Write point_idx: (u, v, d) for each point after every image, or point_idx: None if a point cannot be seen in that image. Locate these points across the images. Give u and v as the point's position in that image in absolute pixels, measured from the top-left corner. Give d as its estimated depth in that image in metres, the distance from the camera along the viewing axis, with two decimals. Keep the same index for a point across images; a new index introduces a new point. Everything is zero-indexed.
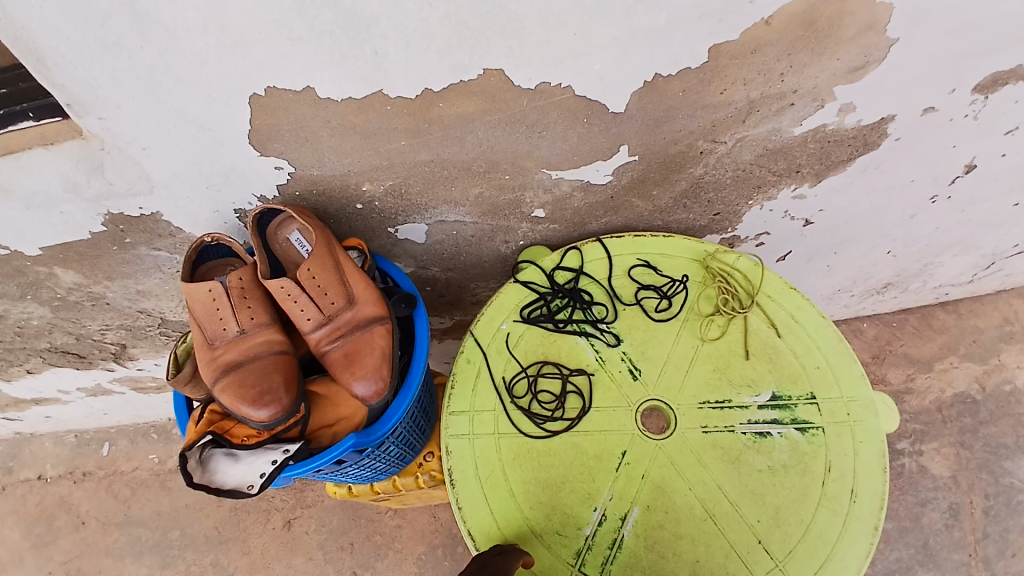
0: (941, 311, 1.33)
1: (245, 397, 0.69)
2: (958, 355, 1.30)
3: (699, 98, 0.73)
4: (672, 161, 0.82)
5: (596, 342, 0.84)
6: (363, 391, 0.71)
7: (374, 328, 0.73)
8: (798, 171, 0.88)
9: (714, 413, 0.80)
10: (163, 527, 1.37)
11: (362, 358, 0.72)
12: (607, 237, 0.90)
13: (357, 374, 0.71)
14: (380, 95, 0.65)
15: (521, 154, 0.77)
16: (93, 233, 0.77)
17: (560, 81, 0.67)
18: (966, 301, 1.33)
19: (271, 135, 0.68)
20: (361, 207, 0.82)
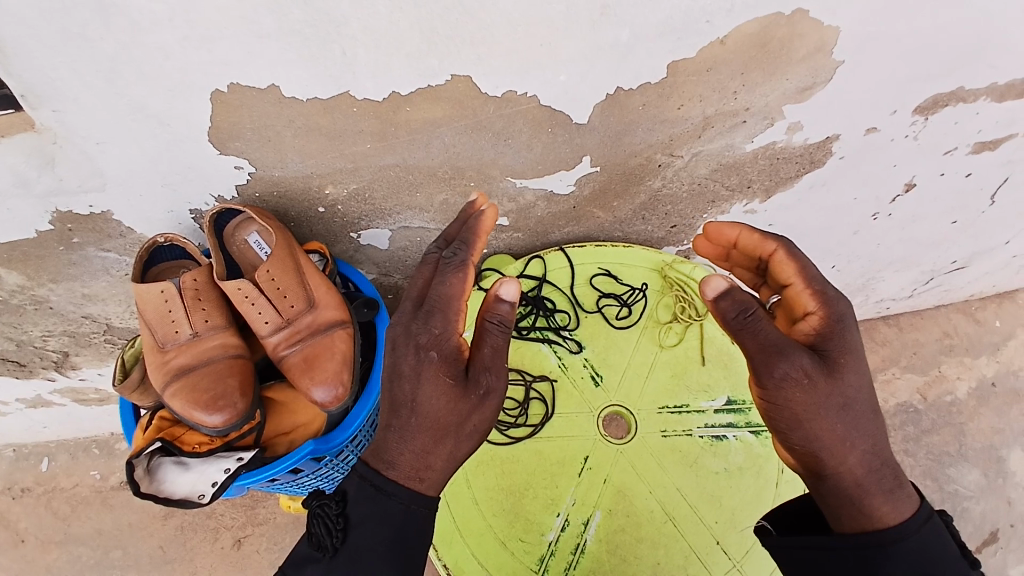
0: (883, 325, 1.40)
1: (198, 402, 0.66)
2: (900, 366, 1.37)
3: (659, 113, 0.76)
4: (631, 173, 0.84)
5: (559, 349, 0.86)
6: (322, 396, 0.70)
7: (335, 332, 0.72)
8: (750, 187, 0.93)
9: (672, 417, 0.82)
10: (106, 547, 1.30)
11: (322, 362, 0.70)
12: (569, 247, 0.92)
13: (316, 379, 0.70)
14: (347, 97, 0.65)
15: (487, 162, 0.78)
16: (39, 232, 0.74)
17: (526, 90, 0.69)
18: (907, 316, 1.41)
19: (232, 133, 0.67)
20: (323, 211, 0.81)
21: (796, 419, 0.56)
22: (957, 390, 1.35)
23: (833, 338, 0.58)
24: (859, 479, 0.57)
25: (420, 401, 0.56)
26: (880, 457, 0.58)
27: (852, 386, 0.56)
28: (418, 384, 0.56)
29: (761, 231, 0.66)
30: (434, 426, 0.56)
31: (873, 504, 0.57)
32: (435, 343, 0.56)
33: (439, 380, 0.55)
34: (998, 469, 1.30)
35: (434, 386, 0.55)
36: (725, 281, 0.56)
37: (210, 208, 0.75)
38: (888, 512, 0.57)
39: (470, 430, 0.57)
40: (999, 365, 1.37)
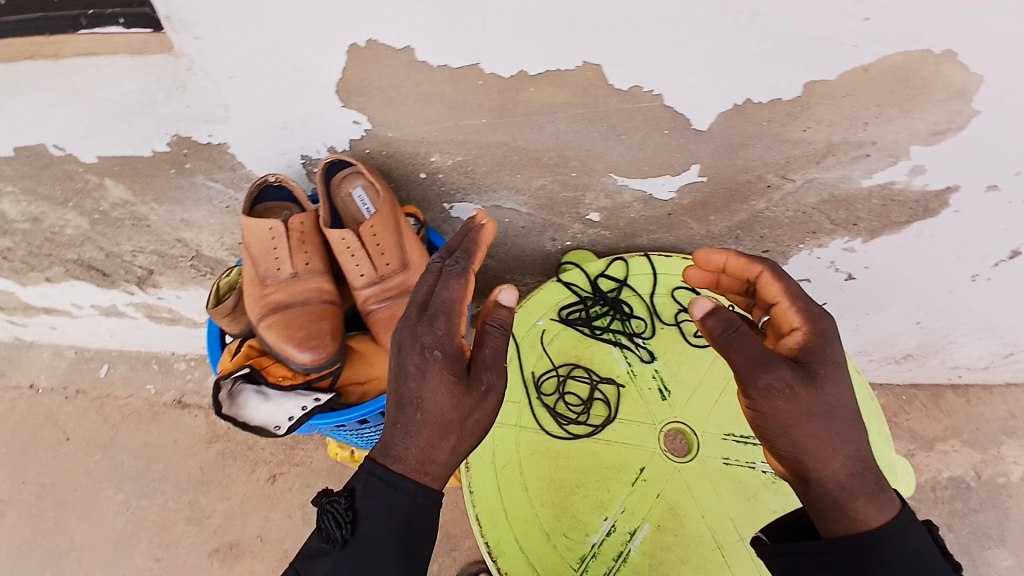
0: (950, 393, 1.34)
1: (291, 339, 0.68)
2: (960, 440, 1.30)
3: (782, 131, 0.73)
4: (736, 189, 0.82)
5: (630, 355, 0.85)
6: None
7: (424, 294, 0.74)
8: (855, 225, 0.89)
9: (736, 446, 0.80)
10: (148, 459, 1.36)
11: None
12: (655, 254, 0.91)
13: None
14: (475, 69, 0.65)
15: (593, 155, 0.77)
16: (155, 151, 0.77)
17: (653, 88, 0.67)
18: (975, 388, 1.34)
19: (359, 88, 0.68)
20: (424, 177, 0.82)
21: (780, 426, 0.55)
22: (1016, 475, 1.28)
23: (817, 353, 0.57)
24: (843, 482, 0.55)
25: (426, 397, 0.57)
26: (864, 459, 0.56)
27: (836, 394, 0.55)
28: (424, 382, 0.57)
29: (747, 254, 0.66)
30: (441, 421, 0.57)
31: (857, 507, 0.55)
32: (437, 343, 0.57)
33: (445, 378, 0.57)
34: None
35: (441, 383, 0.57)
36: (711, 301, 0.58)
37: (323, 157, 0.77)
38: (869, 513, 0.56)
39: (473, 427, 0.58)
40: None
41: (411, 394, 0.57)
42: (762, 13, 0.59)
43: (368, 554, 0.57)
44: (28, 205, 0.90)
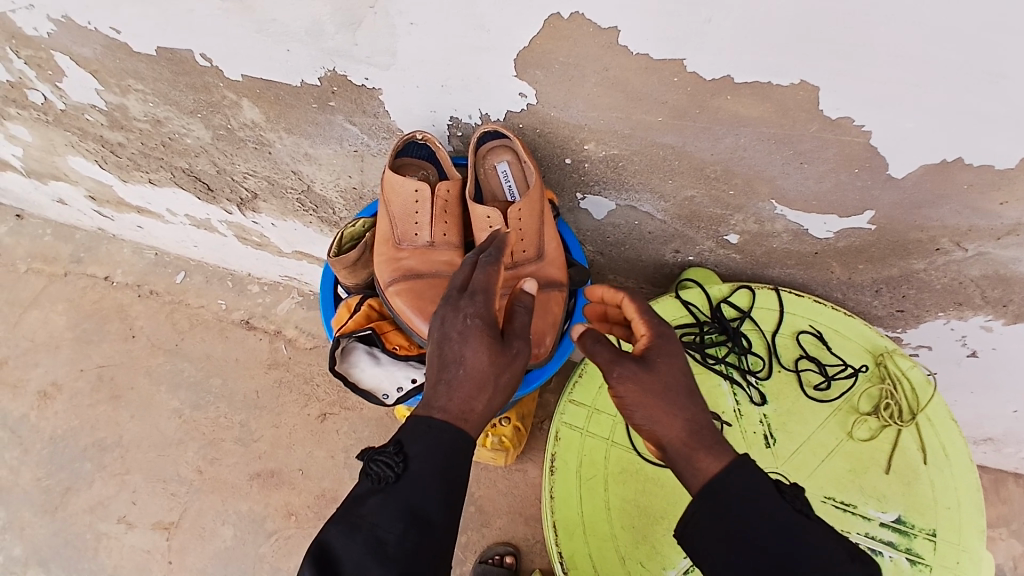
0: (1012, 482, 1.26)
1: (421, 311, 0.66)
2: (1008, 528, 1.23)
3: (977, 199, 0.65)
4: (901, 244, 0.75)
5: (739, 393, 0.80)
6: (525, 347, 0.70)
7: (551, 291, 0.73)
8: (1005, 306, 0.81)
9: (834, 511, 0.75)
10: (207, 371, 1.38)
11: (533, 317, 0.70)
12: (784, 290, 0.85)
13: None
14: (677, 64, 0.59)
15: (762, 177, 0.70)
16: (303, 83, 0.74)
17: (864, 123, 0.60)
18: None
19: (540, 60, 0.63)
20: (568, 163, 0.77)
21: (639, 402, 0.60)
22: None
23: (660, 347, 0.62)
24: (687, 441, 0.60)
25: (465, 357, 0.57)
26: (701, 422, 0.60)
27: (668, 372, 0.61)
28: (463, 343, 0.58)
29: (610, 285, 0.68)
30: (478, 379, 0.57)
31: (698, 457, 0.59)
32: (474, 308, 0.59)
33: (483, 338, 0.57)
34: None
35: (479, 343, 0.58)
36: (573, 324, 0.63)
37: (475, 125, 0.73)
38: (711, 464, 0.58)
39: (504, 389, 0.59)
40: None
41: (451, 354, 0.58)
42: (1010, 77, 0.52)
43: (416, 495, 0.53)
44: (154, 107, 0.88)
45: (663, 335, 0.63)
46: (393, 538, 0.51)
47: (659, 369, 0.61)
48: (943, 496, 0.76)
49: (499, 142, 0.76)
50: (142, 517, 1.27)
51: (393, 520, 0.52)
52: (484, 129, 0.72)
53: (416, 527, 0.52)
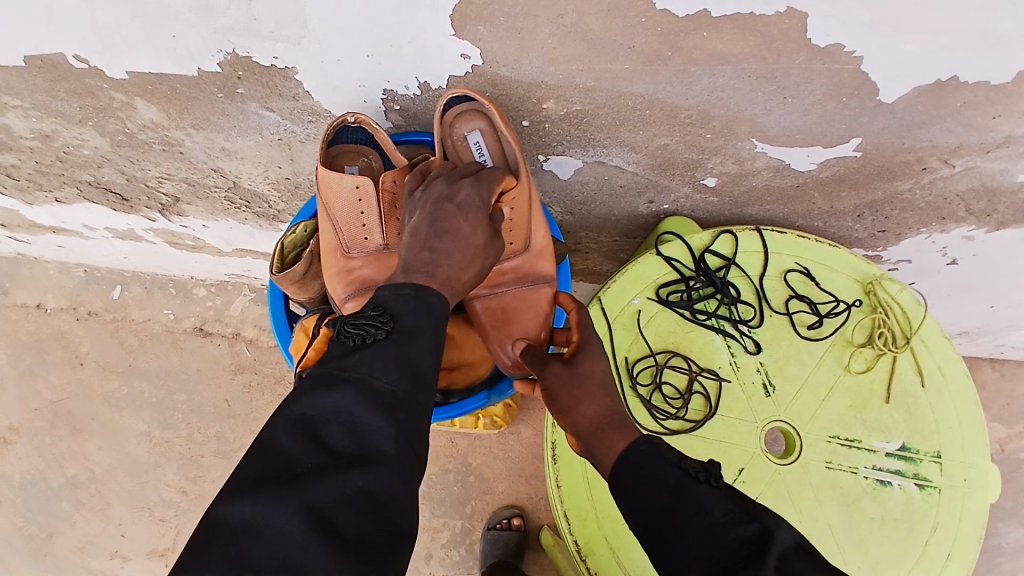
0: (987, 367, 1.32)
1: None
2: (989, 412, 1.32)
3: (971, 116, 0.60)
4: (888, 168, 0.70)
5: (733, 344, 0.77)
6: (508, 355, 0.72)
7: (539, 289, 0.74)
8: (989, 216, 0.79)
9: (841, 450, 0.74)
10: (170, 388, 1.28)
11: (518, 313, 0.73)
12: (767, 229, 0.80)
13: (508, 337, 0.72)
14: (645, 3, 0.50)
15: (742, 117, 0.63)
16: (203, 71, 0.62)
17: (857, 49, 0.53)
18: (1011, 363, 1.31)
19: (481, 15, 0.53)
20: (526, 125, 0.68)
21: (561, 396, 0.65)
22: None
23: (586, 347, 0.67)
24: (595, 423, 0.64)
25: (461, 231, 0.61)
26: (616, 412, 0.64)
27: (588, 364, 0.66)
28: (462, 216, 0.61)
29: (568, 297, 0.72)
30: (470, 253, 0.61)
31: (607, 436, 0.62)
32: (474, 187, 0.63)
33: (481, 220, 0.62)
34: None
35: (475, 222, 0.62)
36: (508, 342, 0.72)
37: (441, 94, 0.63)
38: (617, 441, 0.62)
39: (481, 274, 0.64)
40: None
41: (445, 224, 0.61)
42: None
43: (407, 351, 0.52)
44: (39, 122, 0.75)
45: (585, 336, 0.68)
46: (390, 389, 0.50)
47: (579, 367, 0.65)
48: (942, 416, 0.77)
49: (469, 108, 0.67)
50: (135, 549, 1.21)
51: (389, 371, 0.50)
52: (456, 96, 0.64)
53: (409, 378, 0.51)
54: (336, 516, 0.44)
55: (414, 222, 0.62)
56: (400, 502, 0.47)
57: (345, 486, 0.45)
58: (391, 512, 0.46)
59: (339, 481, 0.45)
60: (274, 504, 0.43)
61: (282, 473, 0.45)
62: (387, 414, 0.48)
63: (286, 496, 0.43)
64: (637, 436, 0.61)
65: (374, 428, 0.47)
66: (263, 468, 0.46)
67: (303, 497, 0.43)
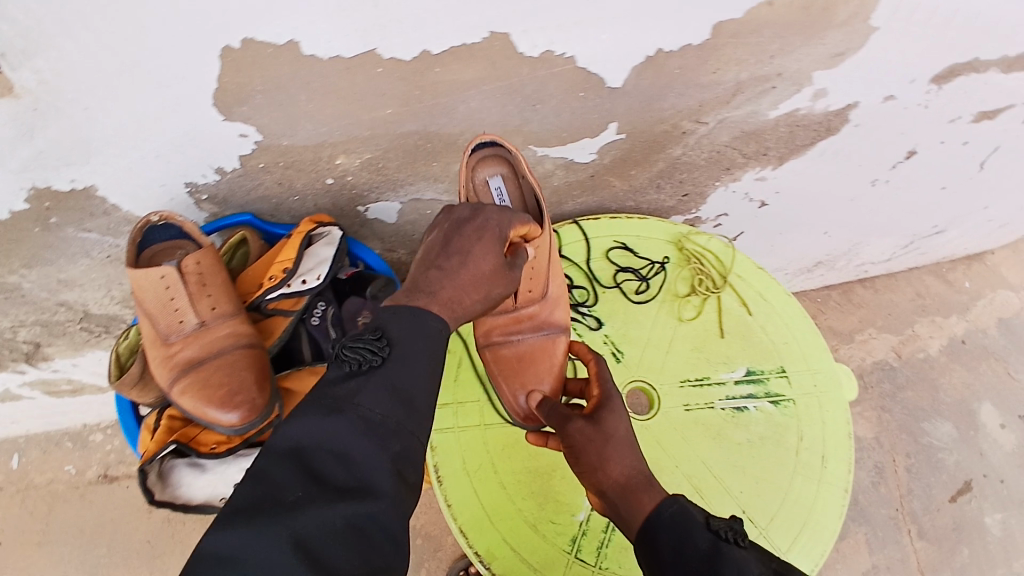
0: (859, 287, 1.55)
1: (210, 401, 0.62)
2: (875, 326, 1.52)
3: (693, 77, 0.71)
4: (655, 140, 0.82)
5: (578, 326, 0.86)
6: (521, 405, 0.75)
7: (556, 338, 0.78)
8: (765, 154, 0.91)
9: (694, 390, 0.83)
10: (88, 545, 1.21)
11: (535, 363, 0.76)
12: (583, 220, 0.92)
13: (522, 386, 0.76)
14: (373, 56, 0.59)
15: (510, 129, 0.73)
16: (13, 211, 0.66)
17: (566, 51, 0.62)
18: (881, 278, 1.55)
19: (240, 97, 0.61)
20: (331, 182, 0.75)
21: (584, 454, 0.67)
22: (930, 347, 1.50)
23: (610, 409, 0.68)
24: (623, 483, 0.65)
25: (472, 258, 0.65)
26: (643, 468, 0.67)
27: (612, 426, 0.67)
28: (474, 245, 0.66)
29: (589, 350, 0.75)
30: (476, 279, 0.65)
31: (638, 497, 0.64)
32: (496, 215, 0.69)
33: (493, 248, 0.67)
34: (971, 423, 1.45)
35: (487, 249, 0.66)
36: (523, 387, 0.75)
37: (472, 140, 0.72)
38: (649, 500, 0.64)
39: (488, 304, 0.67)
40: (969, 324, 1.52)
41: (457, 251, 0.66)
42: None
43: (401, 378, 0.55)
44: None
45: (607, 391, 0.70)
46: (384, 419, 0.53)
47: (605, 426, 0.67)
48: (776, 336, 0.86)
49: (492, 153, 0.74)
50: None
51: (384, 400, 0.54)
52: (480, 138, 0.70)
53: (403, 404, 0.54)
54: (321, 547, 0.47)
55: (432, 244, 0.67)
56: (385, 530, 0.50)
57: (332, 516, 0.48)
58: (376, 539, 0.50)
59: (328, 512, 0.48)
60: (263, 535, 0.46)
61: (274, 501, 0.48)
62: (378, 444, 0.52)
63: (277, 528, 0.47)
64: (668, 495, 0.64)
65: (365, 457, 0.51)
66: (254, 498, 0.48)
67: (292, 527, 0.47)
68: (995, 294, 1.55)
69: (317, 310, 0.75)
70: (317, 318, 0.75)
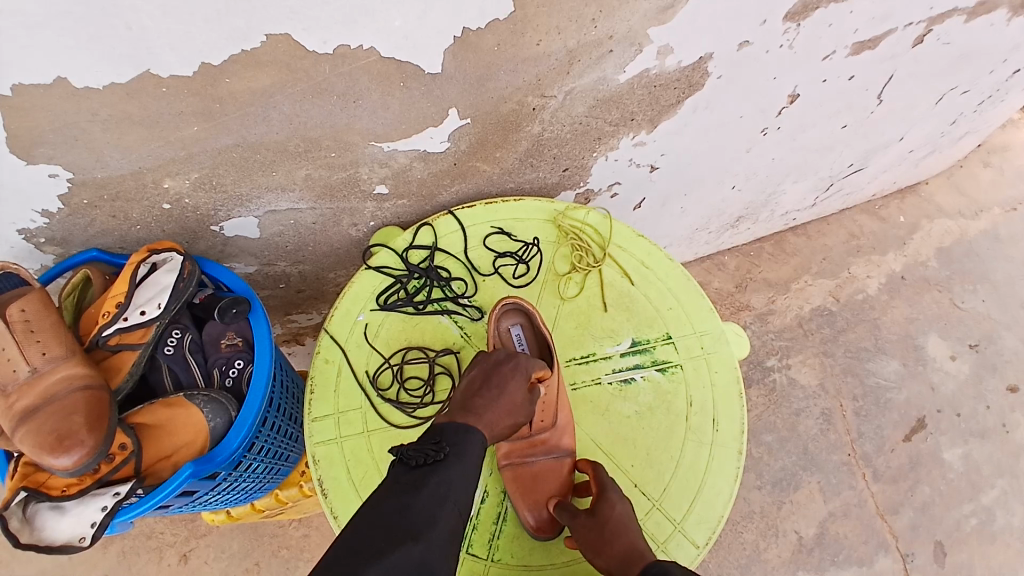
0: (792, 236, 1.49)
1: (44, 446, 0.63)
2: (811, 273, 1.46)
3: (517, 52, 0.69)
4: (506, 120, 0.78)
5: (460, 318, 0.86)
6: (533, 516, 0.75)
7: (563, 458, 0.77)
8: (633, 119, 0.88)
9: (580, 368, 0.83)
10: None
11: (546, 482, 0.76)
12: (459, 208, 0.89)
13: (535, 501, 0.75)
14: (151, 77, 0.56)
15: (341, 128, 0.70)
16: None
17: (362, 43, 0.60)
18: (813, 223, 1.49)
19: (34, 139, 0.60)
20: (169, 207, 0.73)
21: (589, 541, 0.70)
22: (868, 288, 1.45)
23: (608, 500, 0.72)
24: (622, 559, 0.68)
25: (508, 390, 0.72)
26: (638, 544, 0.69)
27: (610, 514, 0.70)
28: (507, 380, 0.72)
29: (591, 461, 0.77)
30: (510, 408, 0.71)
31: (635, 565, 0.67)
32: (528, 357, 0.75)
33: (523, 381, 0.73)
34: (917, 357, 1.41)
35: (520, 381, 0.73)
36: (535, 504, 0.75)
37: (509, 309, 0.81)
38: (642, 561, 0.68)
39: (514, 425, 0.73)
40: (908, 259, 1.47)
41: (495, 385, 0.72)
42: None
43: (460, 468, 0.62)
44: None
45: (604, 486, 0.73)
46: (454, 501, 0.60)
47: (601, 512, 0.70)
48: (660, 303, 0.85)
49: (518, 309, 0.82)
50: None
51: (457, 487, 0.61)
52: (507, 300, 0.80)
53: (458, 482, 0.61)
54: None
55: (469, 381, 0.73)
56: None
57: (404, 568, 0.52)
58: None
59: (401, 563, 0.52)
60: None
61: (363, 554, 0.52)
62: (450, 524, 0.58)
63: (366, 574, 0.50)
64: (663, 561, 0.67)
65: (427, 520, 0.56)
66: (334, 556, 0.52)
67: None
68: (932, 224, 1.50)
69: (172, 338, 0.75)
70: (171, 346, 0.75)
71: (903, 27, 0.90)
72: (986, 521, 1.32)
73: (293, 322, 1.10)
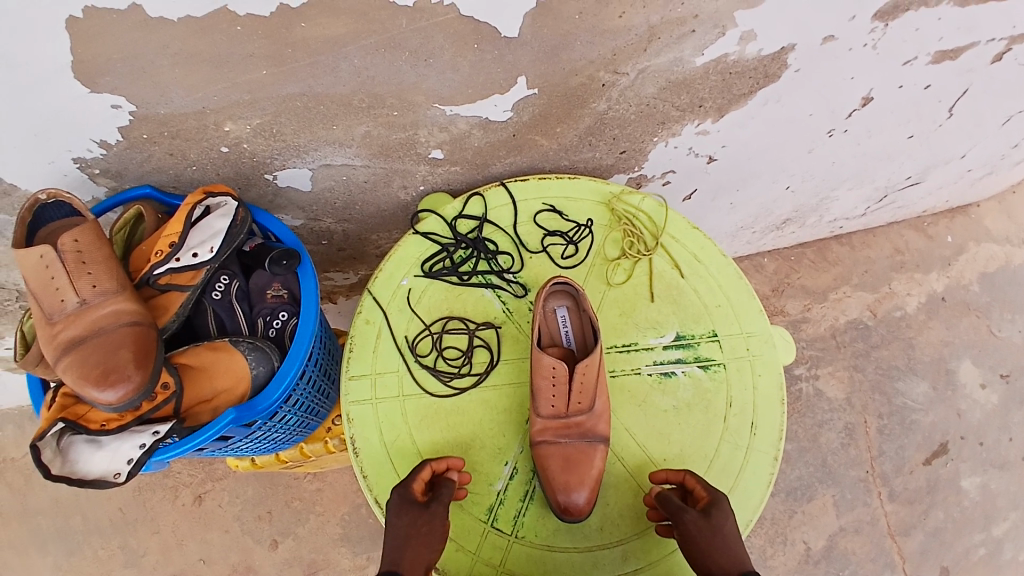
0: (835, 244, 1.44)
1: (88, 379, 0.63)
2: (851, 285, 1.42)
3: (598, 22, 0.66)
4: (573, 94, 0.76)
5: (503, 293, 0.84)
6: (562, 498, 0.73)
7: (596, 445, 0.76)
8: (702, 106, 0.85)
9: (621, 356, 0.81)
10: (62, 514, 1.20)
11: (579, 467, 0.74)
12: (511, 181, 0.87)
13: (565, 484, 0.73)
14: (226, 13, 0.55)
15: (407, 87, 0.68)
16: None
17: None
18: (859, 234, 1.45)
19: (101, 68, 0.59)
20: (227, 150, 0.72)
21: (696, 547, 0.68)
22: (907, 305, 1.41)
23: (719, 508, 0.70)
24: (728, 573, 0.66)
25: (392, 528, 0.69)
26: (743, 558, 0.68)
27: (720, 521, 0.69)
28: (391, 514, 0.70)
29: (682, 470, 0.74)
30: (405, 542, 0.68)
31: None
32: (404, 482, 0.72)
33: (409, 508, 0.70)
34: (948, 382, 1.37)
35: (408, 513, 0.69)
36: (565, 487, 0.73)
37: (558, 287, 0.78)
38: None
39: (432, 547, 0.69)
40: (950, 280, 1.42)
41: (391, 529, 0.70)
42: None
43: None
44: None
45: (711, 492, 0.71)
46: None
47: (715, 520, 0.68)
48: (708, 300, 0.83)
49: (566, 289, 0.79)
50: None
51: None
52: (558, 279, 0.77)
53: None
54: None
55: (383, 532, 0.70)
56: None
57: None
58: None
59: None
60: None
61: None
62: None
63: None
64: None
65: None
66: None
67: None
68: (979, 247, 1.44)
69: (219, 283, 0.75)
70: (219, 291, 0.75)
71: (986, 42, 0.85)
72: (997, 553, 1.29)
73: (328, 279, 1.10)
